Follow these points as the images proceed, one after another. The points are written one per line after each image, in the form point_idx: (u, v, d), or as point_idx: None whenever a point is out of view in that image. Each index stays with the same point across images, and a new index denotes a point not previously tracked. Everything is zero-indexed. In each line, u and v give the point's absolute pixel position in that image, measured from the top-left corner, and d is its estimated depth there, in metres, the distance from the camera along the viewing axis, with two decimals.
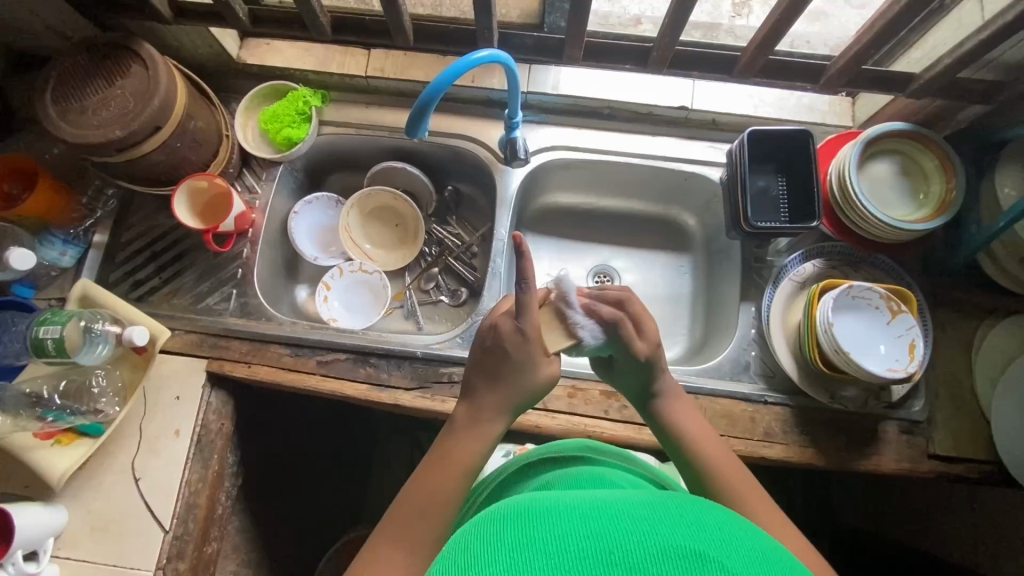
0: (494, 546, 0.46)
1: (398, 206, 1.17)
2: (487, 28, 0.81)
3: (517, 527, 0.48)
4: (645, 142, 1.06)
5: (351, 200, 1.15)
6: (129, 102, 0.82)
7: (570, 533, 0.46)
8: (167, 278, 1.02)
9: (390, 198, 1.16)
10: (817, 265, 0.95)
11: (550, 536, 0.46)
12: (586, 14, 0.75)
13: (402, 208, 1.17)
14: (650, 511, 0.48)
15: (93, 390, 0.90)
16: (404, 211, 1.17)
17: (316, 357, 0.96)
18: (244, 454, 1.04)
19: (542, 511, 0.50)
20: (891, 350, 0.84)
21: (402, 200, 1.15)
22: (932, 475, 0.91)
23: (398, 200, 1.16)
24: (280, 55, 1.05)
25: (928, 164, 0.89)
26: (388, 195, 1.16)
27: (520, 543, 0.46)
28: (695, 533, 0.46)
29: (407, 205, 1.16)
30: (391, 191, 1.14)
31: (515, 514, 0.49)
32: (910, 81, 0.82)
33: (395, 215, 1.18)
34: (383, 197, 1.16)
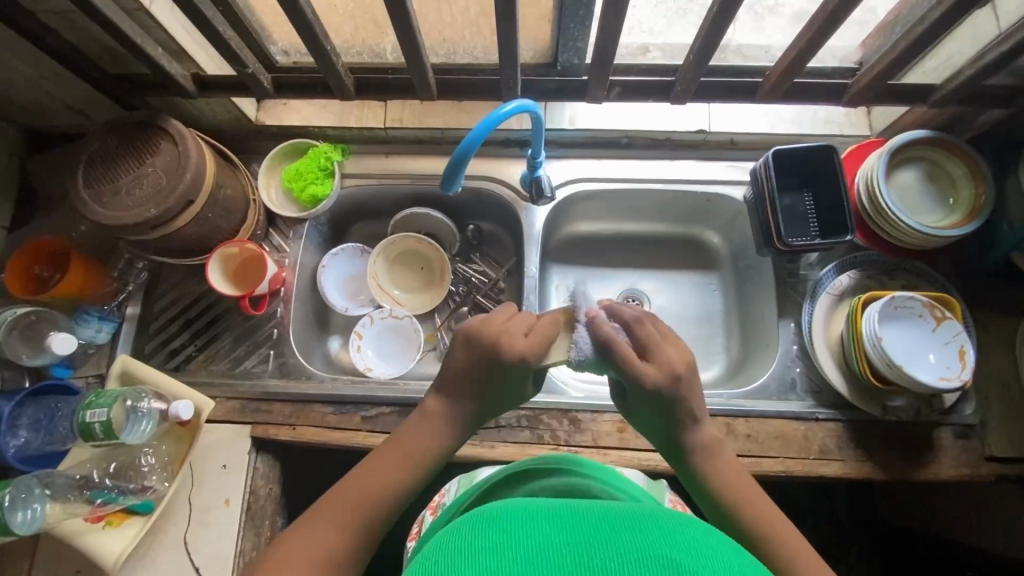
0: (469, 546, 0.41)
1: (423, 249, 1.17)
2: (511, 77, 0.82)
3: (492, 527, 0.43)
4: (665, 168, 1.07)
5: (376, 248, 1.15)
6: (162, 179, 0.82)
7: (543, 536, 0.41)
8: (202, 344, 1.01)
9: (415, 242, 1.16)
10: (853, 276, 0.95)
11: (526, 543, 0.41)
12: (609, 57, 0.76)
13: (427, 251, 1.17)
14: (629, 517, 0.44)
15: (141, 467, 0.89)
16: (428, 253, 1.17)
17: (360, 412, 0.95)
18: (292, 515, 1.03)
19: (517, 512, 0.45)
20: (940, 358, 0.84)
21: (427, 243, 1.15)
22: (992, 478, 0.90)
23: (423, 244, 1.16)
24: (297, 114, 1.06)
25: (955, 170, 0.89)
26: (413, 239, 1.15)
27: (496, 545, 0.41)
28: (675, 541, 0.41)
29: (433, 248, 1.16)
30: (416, 236, 1.14)
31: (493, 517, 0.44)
32: (932, 92, 0.83)
33: (420, 258, 1.18)
34: (408, 242, 1.16)
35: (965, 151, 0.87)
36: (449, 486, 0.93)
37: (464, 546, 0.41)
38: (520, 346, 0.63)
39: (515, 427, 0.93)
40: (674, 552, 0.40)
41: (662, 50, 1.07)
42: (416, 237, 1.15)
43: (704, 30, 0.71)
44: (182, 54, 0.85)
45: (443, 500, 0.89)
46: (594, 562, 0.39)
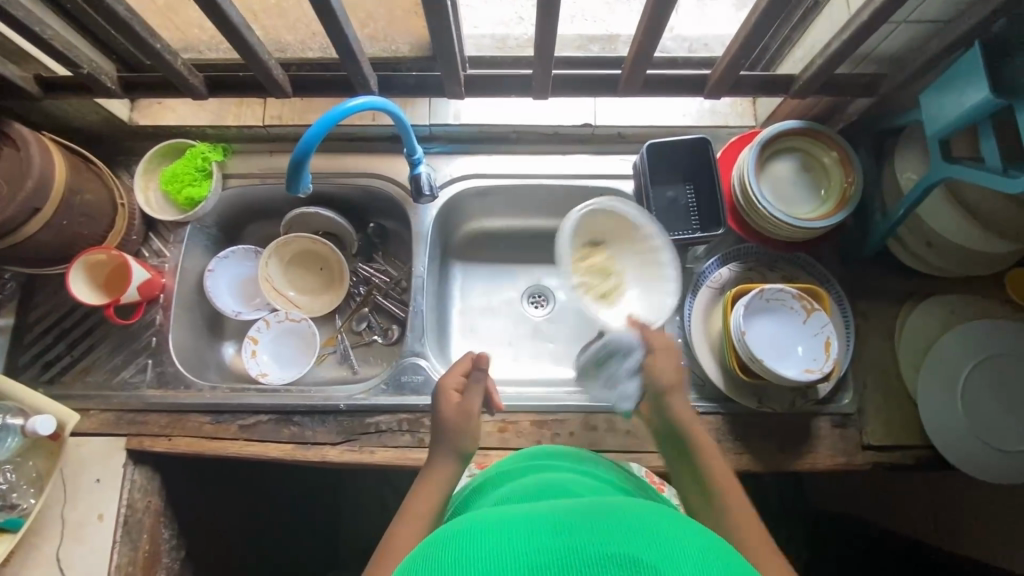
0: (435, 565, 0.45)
1: (320, 250, 1.15)
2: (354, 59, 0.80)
3: (457, 545, 0.47)
4: (556, 162, 1.05)
5: (268, 248, 1.12)
6: (2, 186, 0.79)
7: (519, 541, 0.45)
8: (79, 354, 0.98)
9: (308, 244, 1.14)
10: (734, 268, 0.95)
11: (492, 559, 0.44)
12: (452, 52, 0.74)
13: (323, 252, 1.15)
14: (600, 518, 0.47)
15: (1, 485, 0.85)
16: (327, 254, 1.15)
17: (238, 421, 0.93)
18: (183, 526, 1.01)
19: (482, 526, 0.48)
20: (808, 350, 0.84)
21: (321, 243, 1.13)
22: (868, 466, 0.91)
23: (318, 244, 1.14)
24: (173, 113, 1.02)
25: (826, 159, 0.89)
26: (307, 241, 1.13)
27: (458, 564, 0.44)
28: (647, 539, 0.45)
29: (326, 248, 1.14)
30: (308, 236, 1.12)
31: (455, 536, 0.48)
32: (792, 82, 0.82)
33: (322, 260, 1.16)
34: (303, 243, 1.14)
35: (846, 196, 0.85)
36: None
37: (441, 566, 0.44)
38: (449, 381, 0.78)
39: (395, 431, 0.91)
40: (641, 554, 0.43)
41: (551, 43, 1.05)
42: (308, 238, 1.12)
43: (536, 23, 0.69)
44: (22, 55, 0.81)
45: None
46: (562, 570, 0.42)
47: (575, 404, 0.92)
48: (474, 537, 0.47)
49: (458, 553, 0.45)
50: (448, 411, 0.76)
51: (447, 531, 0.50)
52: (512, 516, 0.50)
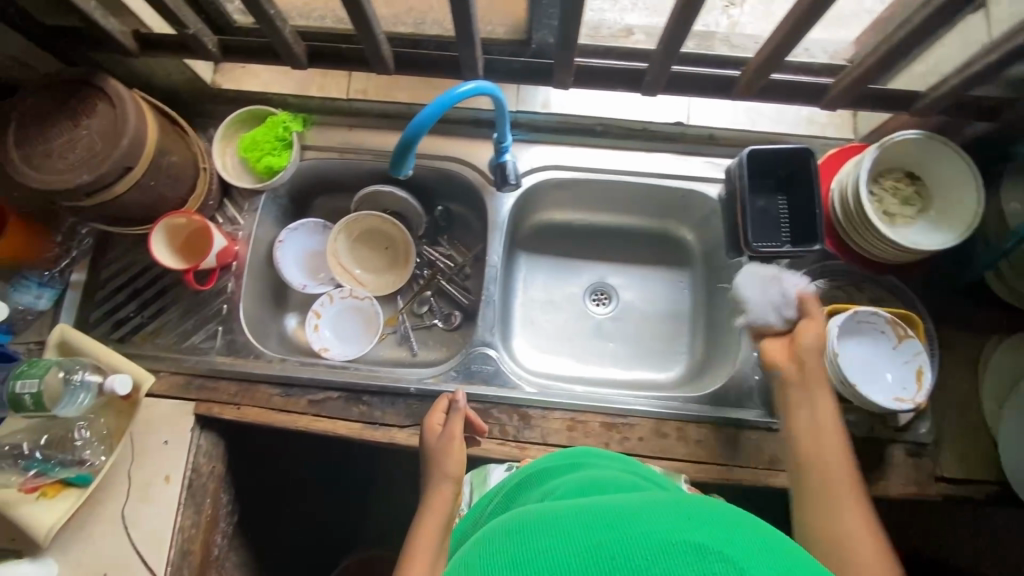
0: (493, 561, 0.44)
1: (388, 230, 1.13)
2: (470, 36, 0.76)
3: (518, 539, 0.46)
4: (640, 159, 1.02)
5: (338, 224, 1.12)
6: (97, 143, 0.77)
7: (570, 533, 0.44)
8: (151, 315, 0.98)
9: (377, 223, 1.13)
10: (821, 285, 0.93)
11: (547, 552, 0.43)
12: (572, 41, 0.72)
13: (391, 234, 1.14)
14: (652, 507, 0.46)
15: (75, 441, 0.86)
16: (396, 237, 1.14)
17: (307, 396, 0.93)
18: (239, 493, 1.01)
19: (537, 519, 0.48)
20: (898, 378, 0.82)
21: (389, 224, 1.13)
22: (940, 498, 0.89)
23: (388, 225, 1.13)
24: (255, 79, 1.02)
25: (943, 176, 0.84)
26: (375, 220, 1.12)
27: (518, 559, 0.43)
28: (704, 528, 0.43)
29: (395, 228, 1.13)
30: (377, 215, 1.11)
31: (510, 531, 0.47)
32: (915, 100, 0.78)
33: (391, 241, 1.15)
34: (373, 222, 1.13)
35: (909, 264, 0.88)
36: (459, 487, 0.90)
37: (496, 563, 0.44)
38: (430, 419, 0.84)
39: None
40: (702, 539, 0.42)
41: (646, 34, 1.01)
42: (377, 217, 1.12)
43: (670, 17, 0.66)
44: (123, 9, 0.79)
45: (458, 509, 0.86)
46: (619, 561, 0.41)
47: (648, 410, 0.91)
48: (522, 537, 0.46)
49: (510, 553, 0.44)
50: (432, 440, 0.82)
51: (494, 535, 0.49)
52: (561, 509, 0.49)
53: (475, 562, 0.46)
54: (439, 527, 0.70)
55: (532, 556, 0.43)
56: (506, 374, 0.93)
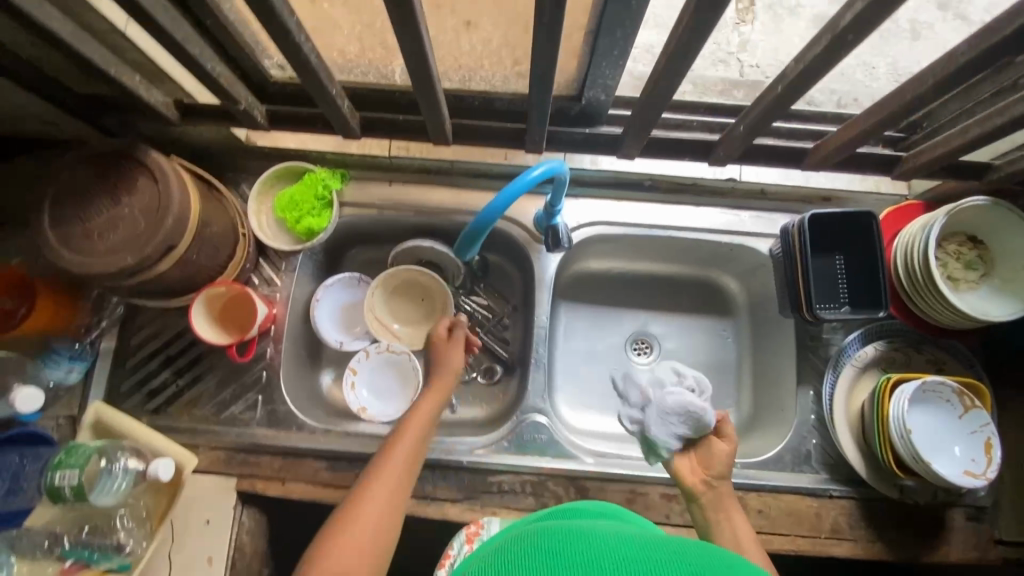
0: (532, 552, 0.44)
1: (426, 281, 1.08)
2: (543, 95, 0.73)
3: (563, 540, 0.45)
4: (688, 214, 1.01)
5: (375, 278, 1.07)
6: (140, 222, 0.73)
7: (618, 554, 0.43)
8: (186, 384, 0.94)
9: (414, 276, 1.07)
10: (879, 347, 0.92)
11: (591, 556, 0.43)
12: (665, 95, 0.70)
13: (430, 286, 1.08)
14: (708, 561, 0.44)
15: (116, 526, 0.82)
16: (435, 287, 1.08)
17: (354, 470, 0.89)
18: (279, 565, 0.98)
19: (585, 534, 0.47)
20: (966, 450, 0.81)
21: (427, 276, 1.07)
22: (1000, 562, 0.88)
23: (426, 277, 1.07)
24: (291, 135, 0.97)
25: (1012, 244, 0.82)
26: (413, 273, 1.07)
27: (558, 556, 0.43)
28: None
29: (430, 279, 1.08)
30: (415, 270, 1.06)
31: (555, 533, 0.47)
32: (987, 170, 0.77)
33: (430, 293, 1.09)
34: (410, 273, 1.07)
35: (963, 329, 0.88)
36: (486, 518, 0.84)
37: (535, 556, 0.44)
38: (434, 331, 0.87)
39: (518, 492, 0.88)
40: None
41: (693, 86, 0.99)
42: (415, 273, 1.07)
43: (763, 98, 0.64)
44: (164, 78, 0.75)
45: (482, 534, 0.80)
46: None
47: None
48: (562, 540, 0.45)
49: (551, 548, 0.44)
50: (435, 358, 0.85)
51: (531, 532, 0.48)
52: (609, 534, 0.48)
53: (510, 553, 0.46)
54: (417, 449, 0.75)
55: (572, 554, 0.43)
56: (561, 443, 0.90)
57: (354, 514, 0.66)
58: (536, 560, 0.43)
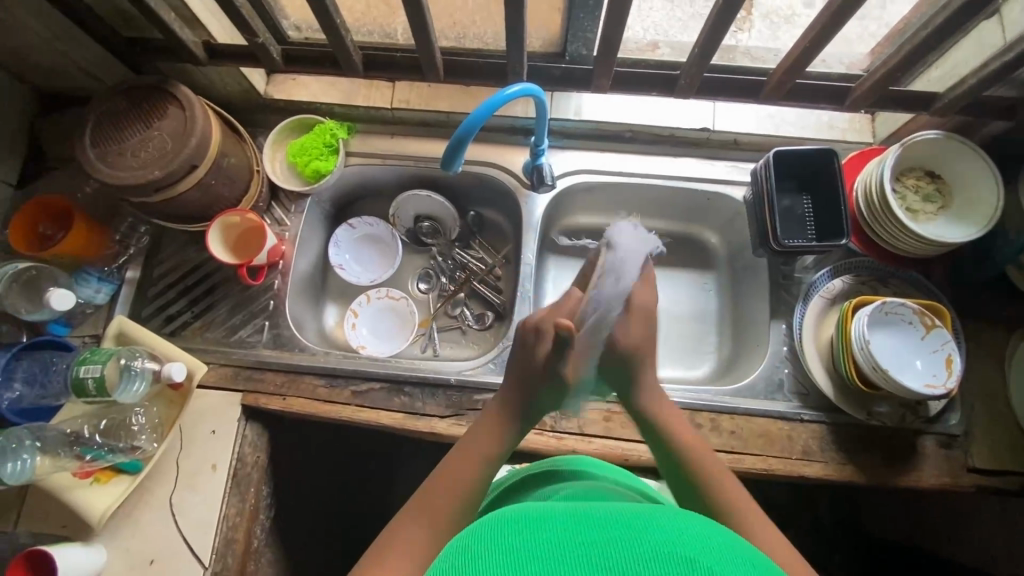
0: (508, 547, 0.48)
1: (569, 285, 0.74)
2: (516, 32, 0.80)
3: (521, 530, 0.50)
4: (667, 163, 1.07)
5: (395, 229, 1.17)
6: (167, 143, 0.84)
7: (565, 532, 0.49)
8: (199, 312, 1.03)
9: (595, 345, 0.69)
10: (846, 280, 0.96)
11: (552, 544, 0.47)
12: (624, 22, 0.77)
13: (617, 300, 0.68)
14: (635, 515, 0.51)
15: (132, 427, 0.90)
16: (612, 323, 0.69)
17: (350, 387, 0.97)
18: (278, 486, 1.04)
19: (537, 518, 0.52)
20: (927, 366, 0.85)
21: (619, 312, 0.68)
22: (973, 489, 0.90)
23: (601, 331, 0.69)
24: (305, 90, 1.08)
25: (970, 174, 0.87)
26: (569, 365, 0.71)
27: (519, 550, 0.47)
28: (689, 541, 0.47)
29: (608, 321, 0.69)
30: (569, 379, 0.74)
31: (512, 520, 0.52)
32: (934, 100, 0.84)
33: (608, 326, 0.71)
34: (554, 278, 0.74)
35: (923, 258, 0.93)
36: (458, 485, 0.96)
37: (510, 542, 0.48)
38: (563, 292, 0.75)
39: None
40: (691, 552, 0.46)
41: (671, 48, 1.08)
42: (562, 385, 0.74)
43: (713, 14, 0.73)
44: (195, 22, 0.87)
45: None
46: (613, 561, 0.45)
47: (681, 401, 0.93)
48: (513, 528, 0.50)
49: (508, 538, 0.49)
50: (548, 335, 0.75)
51: (487, 516, 0.54)
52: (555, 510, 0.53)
53: (488, 540, 0.50)
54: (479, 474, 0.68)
55: (531, 538, 0.48)
56: None
57: (402, 530, 0.62)
58: (506, 545, 0.48)
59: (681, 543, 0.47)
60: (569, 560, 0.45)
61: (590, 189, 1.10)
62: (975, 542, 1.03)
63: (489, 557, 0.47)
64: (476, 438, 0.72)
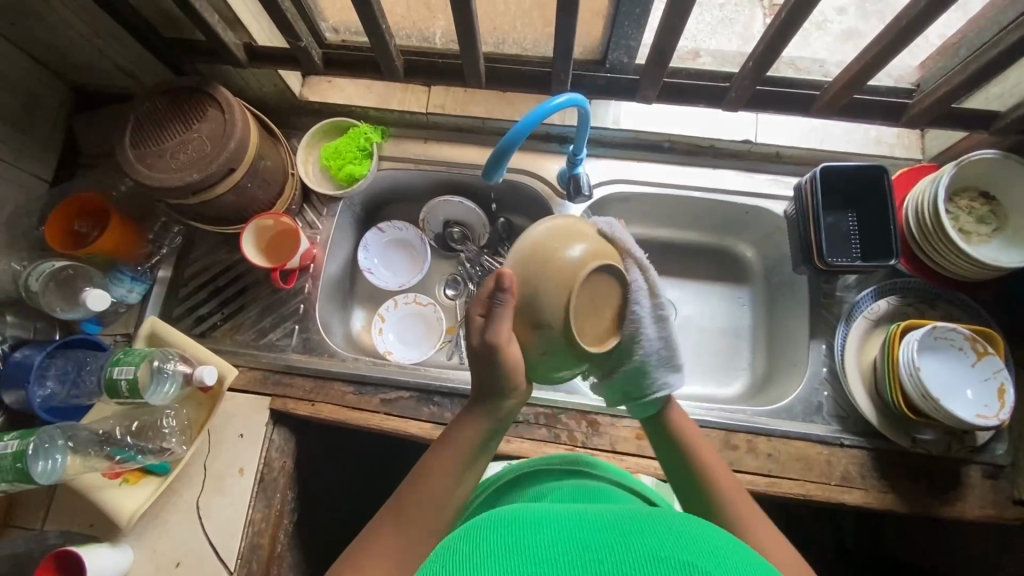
0: (504, 548, 0.48)
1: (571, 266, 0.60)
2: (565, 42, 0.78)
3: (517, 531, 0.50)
4: (705, 175, 1.05)
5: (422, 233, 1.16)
6: (206, 145, 0.83)
7: (562, 537, 0.48)
8: (229, 313, 1.02)
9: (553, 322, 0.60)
10: (891, 302, 0.93)
11: (549, 549, 0.47)
12: (675, 35, 0.75)
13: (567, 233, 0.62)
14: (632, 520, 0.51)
15: (161, 429, 0.90)
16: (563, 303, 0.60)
17: (379, 395, 0.95)
18: (303, 491, 1.03)
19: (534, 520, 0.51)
20: (978, 395, 0.82)
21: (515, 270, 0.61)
22: (1020, 522, 0.87)
23: (556, 320, 0.60)
24: (340, 92, 1.07)
25: None
26: (545, 363, 0.63)
27: (515, 553, 0.47)
28: (685, 544, 0.47)
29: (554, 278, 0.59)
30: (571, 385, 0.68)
31: (509, 522, 0.51)
32: (995, 119, 0.80)
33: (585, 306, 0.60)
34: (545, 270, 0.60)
35: (975, 280, 0.90)
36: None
37: (506, 543, 0.48)
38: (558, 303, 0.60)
39: (532, 423, 0.92)
40: (688, 555, 0.46)
41: (712, 57, 1.05)
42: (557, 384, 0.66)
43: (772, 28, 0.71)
44: (237, 24, 0.86)
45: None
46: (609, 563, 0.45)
47: (717, 421, 0.91)
48: (510, 530, 0.50)
49: (504, 540, 0.49)
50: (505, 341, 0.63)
51: (481, 516, 0.54)
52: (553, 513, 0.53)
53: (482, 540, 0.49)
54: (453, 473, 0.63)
55: (527, 541, 0.48)
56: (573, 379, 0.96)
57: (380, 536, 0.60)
58: (502, 547, 0.48)
59: (675, 547, 0.47)
60: (565, 564, 0.45)
61: (624, 199, 1.08)
62: None
63: (485, 560, 0.47)
64: (457, 436, 0.65)
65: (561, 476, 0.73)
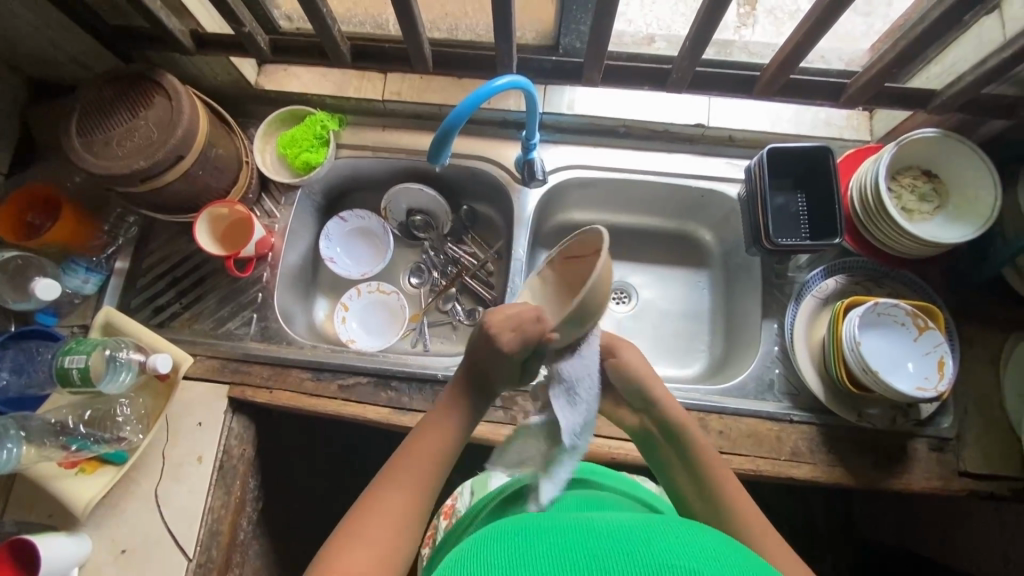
0: (508, 556, 0.48)
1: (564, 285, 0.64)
2: (506, 24, 0.78)
3: (517, 541, 0.51)
4: (660, 159, 1.06)
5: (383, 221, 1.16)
6: (153, 133, 0.83)
7: (564, 543, 0.49)
8: (187, 303, 1.02)
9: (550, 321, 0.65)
10: (840, 280, 0.95)
11: (548, 555, 0.48)
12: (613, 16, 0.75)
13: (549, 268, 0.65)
14: (625, 523, 0.52)
15: (117, 418, 0.90)
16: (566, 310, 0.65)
17: (337, 381, 0.96)
18: (264, 478, 1.03)
19: (533, 529, 0.52)
20: (920, 368, 0.84)
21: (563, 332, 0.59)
22: (963, 493, 0.89)
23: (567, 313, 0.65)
24: (297, 80, 1.07)
25: (969, 174, 0.86)
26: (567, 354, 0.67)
27: (515, 559, 0.48)
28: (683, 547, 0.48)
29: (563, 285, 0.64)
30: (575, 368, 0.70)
31: (510, 534, 0.52)
32: (932, 97, 0.82)
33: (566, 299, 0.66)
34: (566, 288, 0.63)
35: (919, 257, 0.92)
36: (460, 489, 0.96)
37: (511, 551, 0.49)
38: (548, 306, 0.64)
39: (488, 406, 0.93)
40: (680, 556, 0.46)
41: (667, 41, 1.06)
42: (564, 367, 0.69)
43: (705, 9, 0.72)
44: (182, 10, 0.86)
45: (456, 507, 0.91)
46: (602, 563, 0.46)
47: None
48: (511, 539, 0.51)
49: (506, 550, 0.49)
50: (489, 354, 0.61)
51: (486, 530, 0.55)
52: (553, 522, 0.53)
53: (487, 550, 0.50)
54: (447, 449, 0.64)
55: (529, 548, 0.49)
56: None
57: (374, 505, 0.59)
58: (504, 554, 0.49)
59: (658, 550, 0.47)
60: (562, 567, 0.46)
61: (581, 183, 1.08)
62: (966, 547, 1.01)
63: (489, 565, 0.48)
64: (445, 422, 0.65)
65: (557, 483, 0.73)
